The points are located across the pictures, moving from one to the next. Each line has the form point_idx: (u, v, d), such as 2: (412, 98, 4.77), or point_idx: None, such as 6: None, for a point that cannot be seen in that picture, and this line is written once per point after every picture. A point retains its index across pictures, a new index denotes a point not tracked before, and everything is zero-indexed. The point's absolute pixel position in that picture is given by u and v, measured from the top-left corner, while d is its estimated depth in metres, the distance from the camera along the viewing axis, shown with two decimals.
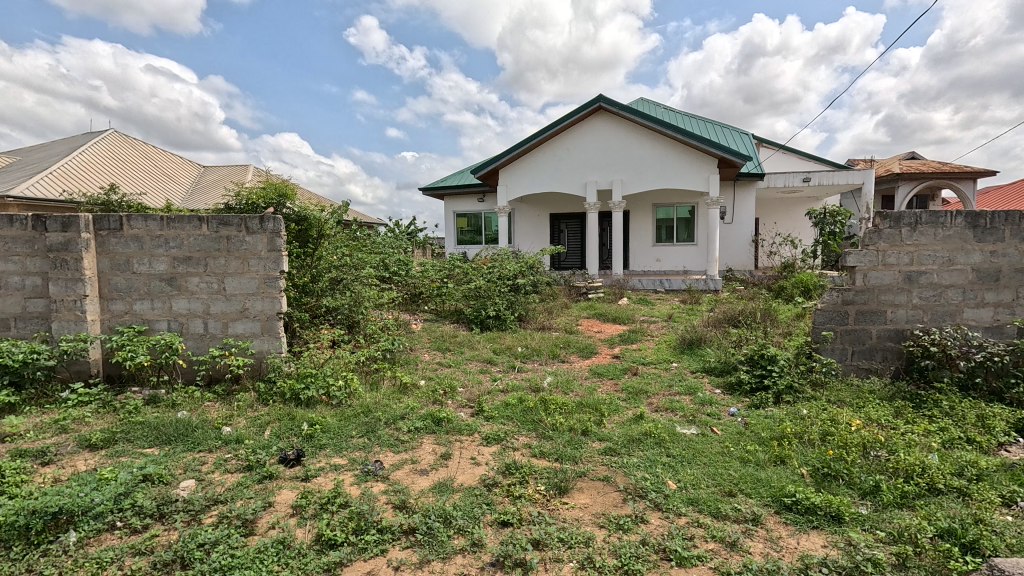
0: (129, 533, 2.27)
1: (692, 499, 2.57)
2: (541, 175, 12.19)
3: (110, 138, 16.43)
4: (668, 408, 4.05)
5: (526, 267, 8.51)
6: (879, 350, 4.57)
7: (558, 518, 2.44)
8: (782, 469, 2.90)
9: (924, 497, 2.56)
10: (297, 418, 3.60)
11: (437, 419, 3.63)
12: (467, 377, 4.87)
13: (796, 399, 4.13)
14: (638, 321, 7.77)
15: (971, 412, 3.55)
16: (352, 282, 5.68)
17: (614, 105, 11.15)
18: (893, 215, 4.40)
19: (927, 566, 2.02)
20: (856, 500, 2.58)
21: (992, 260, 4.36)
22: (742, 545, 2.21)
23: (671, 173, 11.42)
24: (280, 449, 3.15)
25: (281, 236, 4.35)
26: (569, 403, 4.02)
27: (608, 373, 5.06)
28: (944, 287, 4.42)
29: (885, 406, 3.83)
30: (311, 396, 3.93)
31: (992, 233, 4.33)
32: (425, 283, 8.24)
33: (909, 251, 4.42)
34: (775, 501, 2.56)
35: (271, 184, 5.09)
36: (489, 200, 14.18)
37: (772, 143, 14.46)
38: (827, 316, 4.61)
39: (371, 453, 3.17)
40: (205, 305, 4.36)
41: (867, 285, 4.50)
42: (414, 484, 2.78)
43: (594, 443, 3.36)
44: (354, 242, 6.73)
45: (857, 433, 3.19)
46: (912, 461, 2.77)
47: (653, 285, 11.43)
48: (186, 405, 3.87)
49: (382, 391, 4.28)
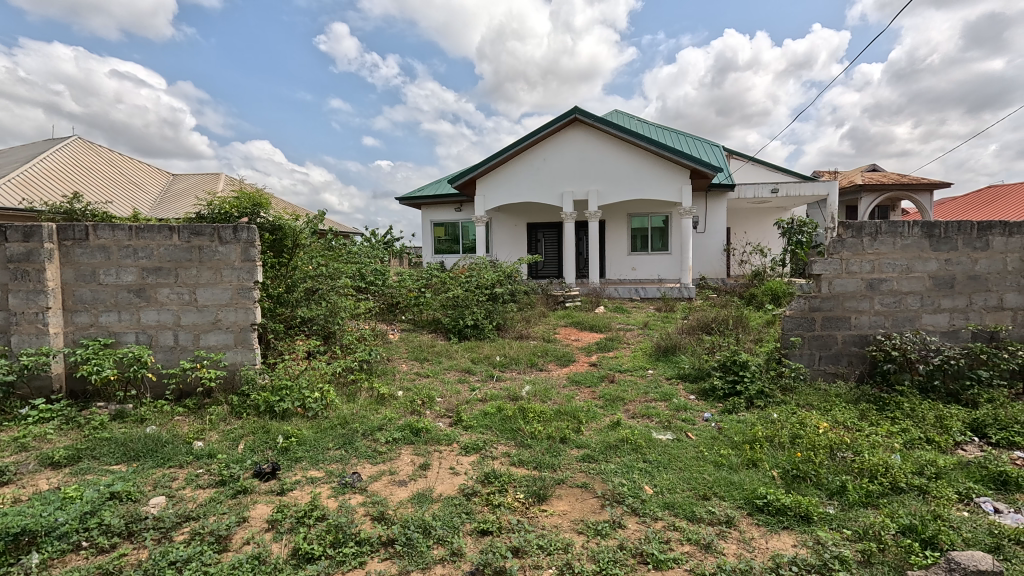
0: (96, 553, 2.20)
1: (668, 503, 2.63)
2: (518, 185, 12.26)
3: (74, 144, 15.96)
4: (644, 415, 4.12)
5: (504, 276, 8.54)
6: (845, 355, 4.72)
7: (537, 526, 2.46)
8: (754, 472, 2.98)
9: (887, 495, 2.66)
10: (272, 431, 3.54)
11: (415, 429, 3.62)
12: (445, 387, 4.84)
13: (766, 404, 4.24)
14: (614, 329, 7.88)
15: (931, 414, 3.72)
16: (328, 292, 5.56)
17: (589, 117, 11.38)
18: (854, 226, 4.58)
19: (890, 563, 2.11)
20: (824, 500, 2.67)
21: (947, 268, 4.60)
22: (716, 547, 2.27)
23: (646, 183, 11.63)
24: (254, 463, 3.09)
25: (256, 246, 4.31)
26: (547, 411, 4.05)
27: (586, 381, 5.11)
28: (904, 294, 4.62)
29: (851, 409, 3.97)
30: (286, 408, 3.87)
31: (946, 242, 4.57)
32: (403, 292, 8.18)
33: (871, 260, 4.61)
34: (748, 503, 2.63)
35: (245, 194, 5.00)
36: (467, 210, 14.24)
37: (742, 155, 14.94)
38: (795, 322, 4.76)
39: (348, 465, 3.14)
40: (176, 317, 4.26)
41: (833, 292, 4.66)
42: (392, 495, 2.76)
43: (572, 450, 3.39)
44: (331, 252, 6.66)
45: (824, 435, 3.30)
46: (876, 461, 2.88)
47: (629, 293, 11.61)
48: (155, 420, 3.77)
49: (359, 402, 4.24)
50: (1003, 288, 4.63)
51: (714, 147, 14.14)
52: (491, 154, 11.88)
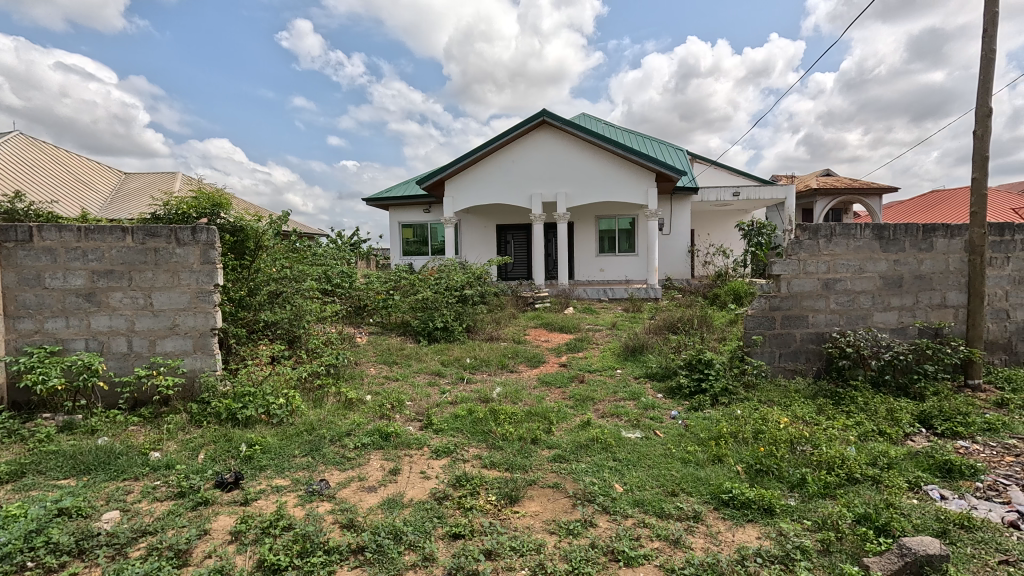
0: (43, 574, 2.08)
1: (638, 501, 2.67)
2: (487, 186, 12.25)
3: (14, 140, 15.04)
4: (613, 414, 4.18)
5: (474, 277, 8.50)
6: (803, 352, 4.91)
7: (510, 527, 2.46)
8: (719, 467, 3.07)
9: (843, 486, 2.78)
10: (234, 440, 3.42)
11: (384, 434, 3.56)
12: (415, 391, 4.79)
13: (730, 400, 4.37)
14: (583, 330, 7.97)
15: (883, 407, 3.91)
16: (293, 295, 5.50)
17: (558, 120, 11.48)
18: (811, 228, 4.77)
19: (847, 550, 2.21)
20: (785, 493, 2.77)
21: (895, 269, 4.84)
22: (684, 542, 2.32)
23: (613, 186, 11.82)
24: (215, 473, 2.97)
25: (216, 248, 4.16)
26: (518, 412, 4.06)
27: (556, 382, 5.14)
28: (856, 293, 4.84)
29: (810, 404, 4.14)
30: (250, 415, 3.75)
31: (895, 244, 4.82)
32: (370, 295, 8.06)
33: (826, 261, 4.81)
34: (714, 498, 2.70)
35: (204, 194, 4.77)
36: (435, 211, 14.14)
37: (705, 159, 15.37)
38: (757, 321, 4.92)
39: (316, 472, 3.06)
40: (130, 323, 4.07)
41: (791, 292, 4.84)
42: (362, 501, 2.71)
43: (543, 451, 3.41)
44: (295, 254, 6.49)
45: (785, 430, 3.42)
46: (833, 453, 3.01)
47: (598, 294, 11.76)
48: (107, 431, 3.58)
49: (326, 407, 4.15)
50: (946, 287, 4.92)
51: (678, 151, 14.49)
52: (460, 155, 11.83)
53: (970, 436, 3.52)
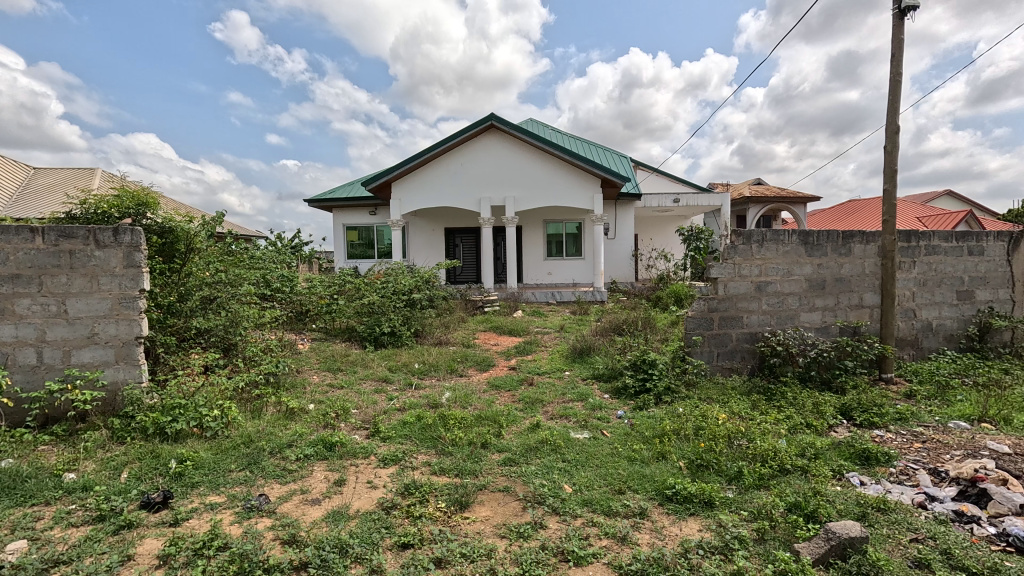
0: None
1: (586, 500, 2.72)
2: (435, 189, 12.13)
3: None
4: (562, 415, 4.24)
5: (422, 281, 8.36)
6: (739, 351, 5.18)
7: (460, 534, 2.43)
8: (663, 464, 3.18)
9: (776, 476, 2.95)
10: (163, 456, 3.19)
11: (329, 444, 3.43)
12: (361, 398, 4.65)
13: (673, 399, 4.54)
14: (532, 333, 8.04)
15: (809, 401, 4.19)
16: (228, 300, 5.16)
17: (505, 124, 11.55)
18: (745, 233, 5.05)
19: (780, 537, 2.34)
20: (724, 485, 2.90)
21: (819, 272, 5.21)
22: (631, 538, 2.38)
23: (560, 191, 12.01)
24: (141, 493, 2.76)
25: (142, 250, 3.87)
26: (468, 416, 4.03)
27: (506, 385, 5.15)
28: (785, 295, 5.17)
29: (745, 400, 4.37)
30: (180, 429, 3.51)
31: (818, 249, 5.18)
32: (313, 299, 7.79)
33: (758, 265, 5.10)
34: (659, 494, 2.79)
35: (127, 192, 4.48)
36: (381, 213, 13.86)
37: (647, 167, 15.94)
38: (696, 322, 5.14)
39: (254, 487, 2.91)
40: (39, 332, 3.71)
41: (727, 294, 5.10)
42: (305, 515, 2.60)
43: (493, 454, 3.40)
44: (231, 257, 6.16)
45: (723, 425, 3.60)
46: (767, 446, 3.18)
47: (546, 297, 11.90)
48: (12, 452, 3.24)
49: (265, 418, 3.95)
50: (863, 288, 5.34)
51: (622, 158, 14.95)
52: (407, 157, 11.65)
53: (884, 426, 3.84)
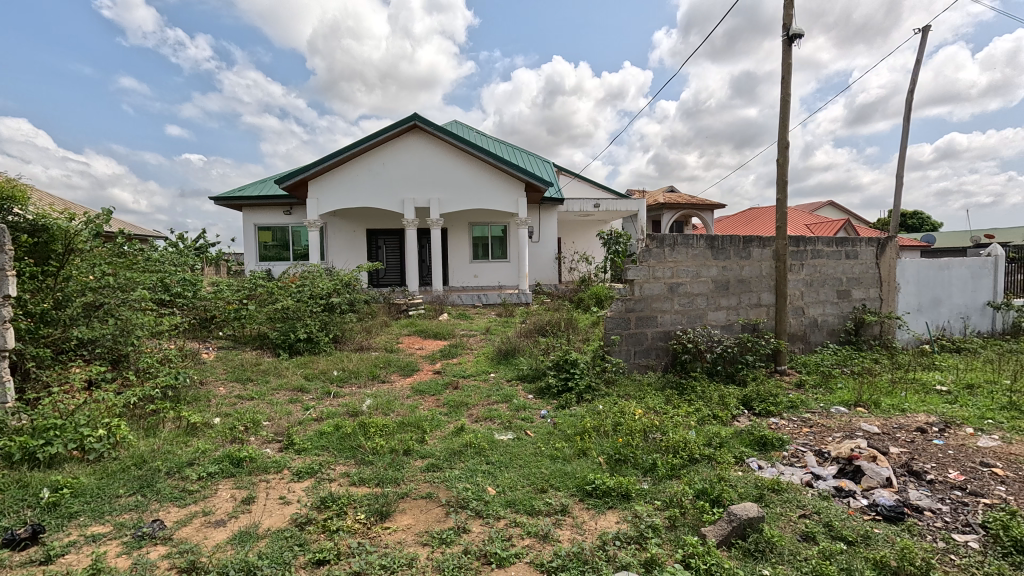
0: None
1: (509, 501, 2.74)
2: (356, 189, 11.71)
3: None
4: (487, 418, 4.24)
5: (342, 284, 8.00)
6: (653, 349, 5.46)
7: (380, 545, 2.35)
8: (583, 460, 3.28)
9: (686, 466, 3.14)
10: (33, 485, 2.80)
11: (236, 460, 3.18)
12: (274, 410, 4.36)
13: (593, 396, 4.70)
14: (457, 336, 7.98)
15: (715, 394, 4.51)
16: (119, 307, 4.60)
17: (429, 125, 11.41)
18: (658, 238, 5.34)
19: (689, 522, 2.50)
20: (640, 477, 3.05)
21: (724, 273, 5.63)
22: (553, 535, 2.42)
23: (485, 194, 12.06)
24: (3, 530, 2.40)
25: (7, 251, 3.39)
26: (389, 423, 3.92)
27: (430, 390, 5.07)
28: (694, 295, 5.53)
29: (659, 395, 4.62)
30: (55, 454, 3.10)
31: (723, 252, 5.60)
32: (219, 305, 7.22)
33: (671, 267, 5.42)
34: (579, 490, 2.87)
35: None
36: (297, 213, 13.17)
37: (569, 172, 16.42)
38: (615, 322, 5.36)
39: (147, 513, 2.63)
40: None
41: (643, 295, 5.36)
42: (207, 539, 2.39)
43: (416, 461, 3.33)
44: (122, 259, 5.55)
45: (639, 420, 3.77)
46: (678, 438, 3.38)
47: (472, 299, 11.88)
48: None
49: (162, 435, 3.60)
50: (760, 289, 5.84)
51: (545, 163, 15.29)
52: (325, 155, 11.15)
53: (778, 413, 4.21)
